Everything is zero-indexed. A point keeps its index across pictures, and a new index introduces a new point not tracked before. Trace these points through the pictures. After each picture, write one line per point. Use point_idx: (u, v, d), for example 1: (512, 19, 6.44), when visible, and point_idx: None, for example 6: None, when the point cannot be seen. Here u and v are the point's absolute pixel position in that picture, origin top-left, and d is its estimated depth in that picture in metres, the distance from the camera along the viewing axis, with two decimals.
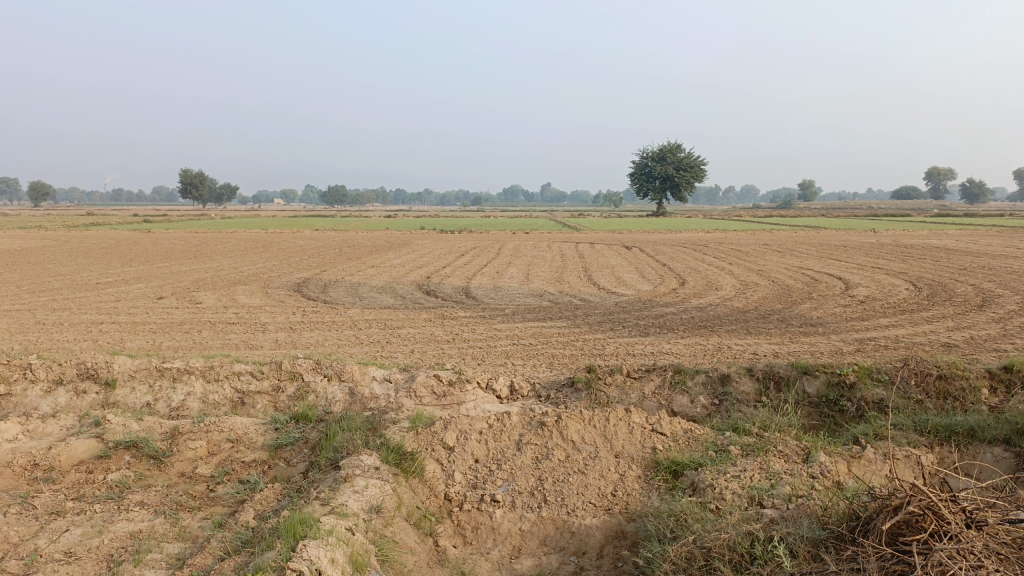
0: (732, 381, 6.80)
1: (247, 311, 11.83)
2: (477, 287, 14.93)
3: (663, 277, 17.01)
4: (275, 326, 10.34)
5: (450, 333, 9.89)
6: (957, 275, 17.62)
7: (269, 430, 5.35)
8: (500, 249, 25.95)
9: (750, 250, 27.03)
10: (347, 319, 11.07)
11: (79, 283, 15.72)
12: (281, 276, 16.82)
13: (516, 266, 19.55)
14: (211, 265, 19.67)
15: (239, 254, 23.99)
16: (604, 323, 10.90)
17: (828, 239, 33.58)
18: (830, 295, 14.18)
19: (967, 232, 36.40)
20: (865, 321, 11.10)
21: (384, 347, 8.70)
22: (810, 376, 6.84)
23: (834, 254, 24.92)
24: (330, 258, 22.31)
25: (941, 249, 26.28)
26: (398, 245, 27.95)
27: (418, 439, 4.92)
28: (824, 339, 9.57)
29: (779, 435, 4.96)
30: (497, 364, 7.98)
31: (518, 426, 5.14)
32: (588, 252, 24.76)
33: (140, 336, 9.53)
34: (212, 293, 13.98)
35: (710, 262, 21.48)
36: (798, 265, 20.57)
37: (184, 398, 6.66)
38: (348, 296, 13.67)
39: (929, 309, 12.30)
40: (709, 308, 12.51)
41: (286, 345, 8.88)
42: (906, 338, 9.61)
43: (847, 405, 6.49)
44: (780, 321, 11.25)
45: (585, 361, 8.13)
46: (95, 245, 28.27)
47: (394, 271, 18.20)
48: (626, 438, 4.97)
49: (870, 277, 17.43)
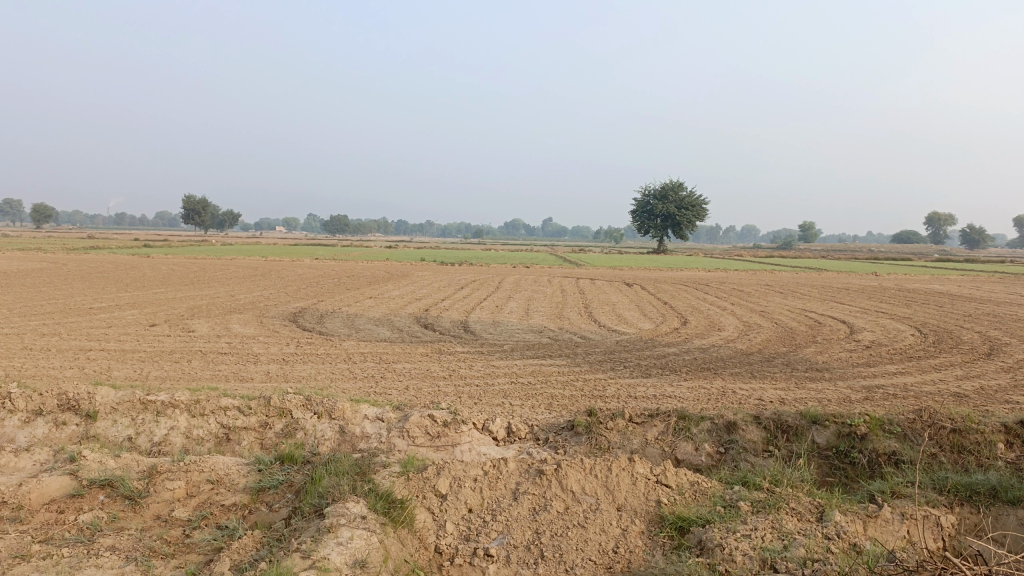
0: (738, 429, 6.54)
1: (240, 340, 11.60)
2: (476, 322, 14.70)
3: (665, 316, 16.77)
4: (267, 358, 10.09)
5: (447, 369, 9.63)
6: (963, 321, 17.38)
7: (251, 471, 5.08)
8: (500, 283, 25.78)
9: (752, 290, 26.85)
10: (342, 352, 10.83)
11: (72, 307, 15.52)
12: (278, 306, 16.61)
13: (516, 300, 19.35)
14: (207, 293, 19.46)
15: (237, 281, 23.81)
16: (605, 362, 10.65)
17: (830, 281, 33.42)
18: (835, 339, 13.95)
19: (969, 278, 36.28)
20: (872, 367, 10.86)
21: (378, 383, 8.45)
22: (819, 426, 6.58)
23: (836, 296, 24.73)
24: (328, 287, 22.12)
25: (944, 295, 26.09)
26: (398, 276, 27.80)
27: (409, 486, 4.66)
28: (831, 386, 9.31)
29: (791, 491, 4.69)
30: (494, 404, 7.71)
31: (515, 473, 4.87)
32: (589, 289, 24.56)
33: (128, 365, 9.29)
34: (206, 321, 13.76)
35: (712, 302, 21.27)
36: (801, 307, 20.36)
37: (168, 433, 6.40)
38: (344, 328, 13.43)
39: (936, 356, 12.04)
40: (712, 349, 12.27)
41: (276, 378, 8.62)
42: (916, 386, 9.35)
43: (858, 458, 6.23)
44: (784, 364, 11.00)
45: (585, 403, 7.87)
46: (92, 269, 28.11)
47: (392, 303, 17.98)
48: (629, 489, 4.69)
49: (874, 321, 17.20)
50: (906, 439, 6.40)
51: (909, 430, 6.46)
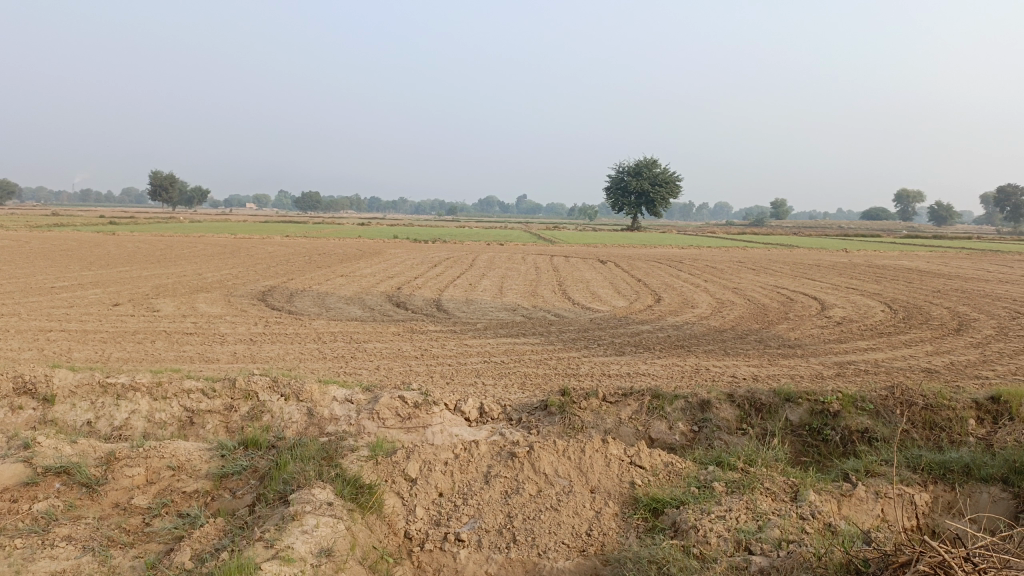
0: (712, 408, 6.50)
1: (207, 320, 11.35)
2: (449, 300, 14.56)
3: (639, 294, 16.74)
4: (234, 338, 9.87)
5: (419, 348, 9.50)
6: (931, 297, 17.59)
7: (214, 457, 4.92)
8: (473, 261, 25.63)
9: (725, 267, 26.99)
10: (312, 331, 10.63)
11: (32, 287, 15.11)
12: (246, 284, 16.31)
13: (489, 278, 19.22)
14: (174, 271, 19.07)
15: (205, 259, 23.41)
16: (578, 340, 10.58)
17: (801, 257, 33.72)
18: (807, 316, 14.02)
19: (936, 254, 36.88)
20: (843, 343, 10.91)
21: (348, 363, 8.30)
22: (792, 404, 6.57)
23: (807, 272, 24.91)
24: (299, 265, 21.82)
25: (912, 271, 26.42)
26: (371, 254, 27.47)
27: (377, 470, 4.54)
28: (803, 362, 9.33)
29: (765, 470, 4.64)
30: (466, 384, 7.60)
31: (486, 456, 4.76)
32: (563, 266, 24.50)
33: (89, 346, 9.02)
34: (172, 300, 13.47)
35: (685, 279, 21.33)
36: (773, 284, 20.47)
37: (129, 417, 6.20)
38: (314, 307, 13.22)
39: (906, 331, 12.14)
40: (686, 327, 12.26)
41: (243, 359, 8.43)
42: (887, 362, 9.40)
43: (831, 435, 6.23)
44: (757, 341, 11.02)
45: (558, 382, 7.79)
46: (55, 247, 27.42)
47: (364, 281, 17.77)
48: (602, 471, 4.61)
49: (845, 297, 17.34)
50: (878, 416, 6.41)
51: (881, 407, 6.47)
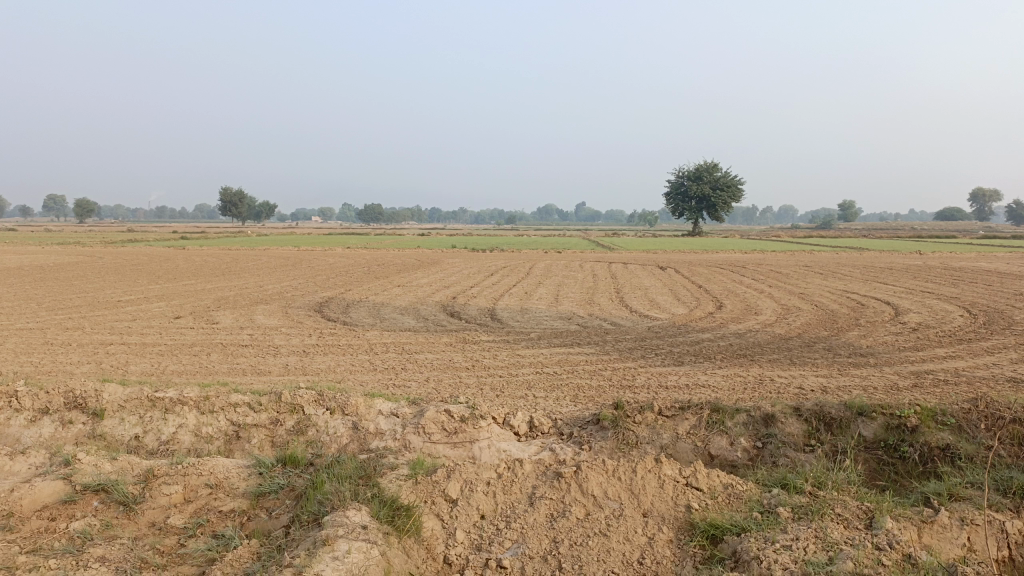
0: (776, 422, 6.10)
1: (262, 332, 11.39)
2: (504, 309, 14.35)
3: (700, 301, 16.22)
4: (287, 350, 9.85)
5: (471, 359, 9.29)
6: (1014, 300, 16.57)
7: (252, 475, 4.78)
8: (530, 268, 25.47)
9: (790, 271, 26.09)
10: (364, 342, 10.54)
11: (100, 300, 15.52)
12: (305, 296, 16.43)
13: (545, 287, 18.97)
14: (237, 284, 19.40)
15: (267, 271, 23.85)
16: (635, 349, 10.22)
17: (872, 260, 32.48)
18: (880, 322, 13.31)
19: (1017, 255, 35.06)
20: (919, 351, 10.26)
21: (397, 375, 8.15)
22: (865, 418, 6.10)
23: (879, 276, 23.86)
24: (357, 276, 21.98)
25: (992, 273, 25.05)
26: (429, 264, 27.52)
27: (416, 490, 4.32)
28: (876, 372, 8.78)
29: (837, 494, 4.23)
30: (517, 396, 7.35)
31: (531, 476, 4.50)
32: (622, 273, 24.08)
33: (145, 359, 9.12)
34: (231, 312, 13.64)
35: (749, 284, 20.67)
36: (842, 289, 19.63)
37: (176, 431, 6.17)
38: (368, 317, 13.18)
39: (988, 338, 11.37)
40: (750, 335, 11.74)
41: (294, 371, 8.36)
42: (969, 372, 8.76)
43: (909, 452, 5.77)
44: (826, 349, 10.47)
45: (613, 394, 7.46)
46: (127, 262, 28.26)
47: (420, 291, 17.74)
48: (656, 493, 4.28)
49: (920, 302, 16.47)
50: (961, 431, 5.91)
51: (964, 422, 5.96)
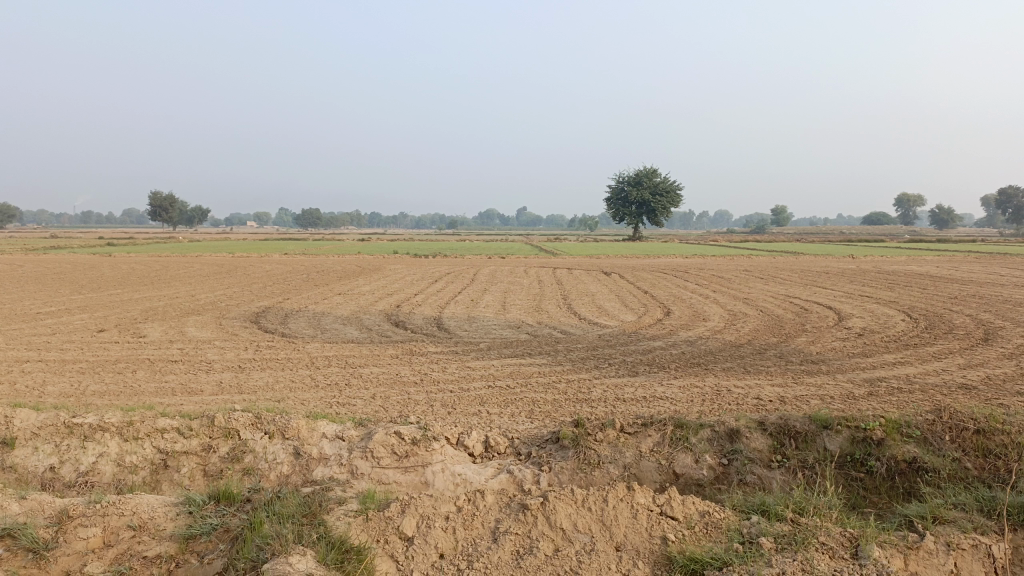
0: (741, 438, 5.89)
1: (194, 346, 10.72)
2: (450, 318, 13.94)
3: (648, 307, 16.10)
4: (221, 366, 9.24)
5: (419, 373, 8.86)
6: (949, 304, 16.97)
7: (181, 514, 4.27)
8: (474, 275, 25.13)
9: (732, 276, 26.39)
10: (304, 356, 10.00)
11: (16, 313, 14.51)
12: (240, 306, 15.69)
13: (491, 293, 18.63)
14: (168, 293, 18.49)
15: (200, 279, 22.90)
16: (588, 360, 9.95)
17: (809, 264, 33.16)
18: (825, 327, 13.38)
19: (944, 258, 36.38)
20: (868, 358, 10.27)
21: (342, 392, 7.69)
22: (831, 431, 5.94)
23: (818, 281, 24.30)
24: (295, 284, 21.26)
25: (924, 277, 25.75)
26: (370, 271, 26.88)
27: (368, 529, 3.91)
28: (831, 380, 8.71)
29: (818, 521, 4.00)
30: (470, 413, 6.98)
31: (494, 508, 4.13)
32: (567, 279, 23.96)
33: (65, 379, 8.41)
34: (160, 324, 12.87)
35: (693, 290, 20.75)
36: (783, 294, 19.84)
37: (95, 461, 5.60)
38: (308, 328, 12.59)
39: (932, 343, 11.50)
40: (701, 342, 11.61)
41: (229, 390, 7.80)
42: (920, 379, 8.75)
43: (876, 467, 5.62)
44: (778, 356, 10.39)
45: (570, 409, 7.16)
46: (48, 270, 26.73)
47: (363, 299, 17.19)
48: (629, 525, 3.97)
49: (861, 307, 16.71)
50: (926, 444, 5.79)
51: (929, 433, 5.85)
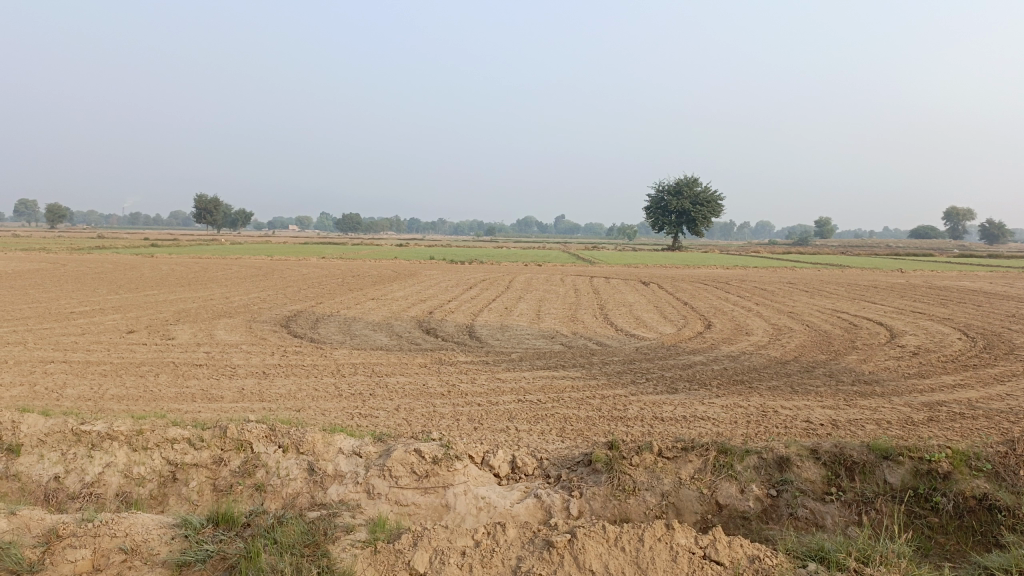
0: (792, 467, 5.41)
1: (220, 350, 10.50)
2: (483, 326, 13.58)
3: (688, 319, 15.54)
4: (245, 371, 8.98)
5: (446, 384, 8.48)
6: (1008, 323, 16.08)
7: (176, 538, 3.94)
8: (510, 282, 24.74)
9: (775, 288, 25.62)
10: (331, 362, 9.69)
11: (50, 312, 14.52)
12: (272, 309, 15.53)
13: (526, 301, 18.23)
14: (202, 295, 18.44)
15: (236, 282, 22.90)
16: (624, 374, 9.47)
17: (856, 278, 32.10)
18: (876, 345, 12.69)
19: (998, 274, 34.96)
20: (925, 379, 9.62)
21: (365, 403, 7.36)
22: (891, 462, 5.42)
23: (866, 295, 23.40)
24: (329, 288, 21.11)
25: (977, 293, 24.66)
26: (406, 276, 26.66)
27: (374, 564, 3.54)
28: (886, 403, 8.13)
29: (886, 572, 3.51)
30: (497, 429, 6.59)
31: (516, 544, 3.72)
32: (604, 288, 23.48)
33: (85, 381, 8.22)
34: (189, 327, 12.72)
35: (735, 302, 20.10)
36: (829, 308, 19.08)
37: (101, 471, 5.32)
38: (338, 334, 12.32)
39: (993, 364, 10.79)
40: (744, 358, 11.06)
41: (249, 398, 7.50)
42: (984, 404, 8.11)
43: (942, 503, 5.08)
44: (827, 375, 9.80)
45: (604, 428, 6.72)
46: (90, 270, 27.11)
47: (395, 305, 16.93)
48: (667, 568, 3.53)
49: (914, 323, 15.92)
50: (998, 479, 5.24)
51: (1000, 467, 5.29)
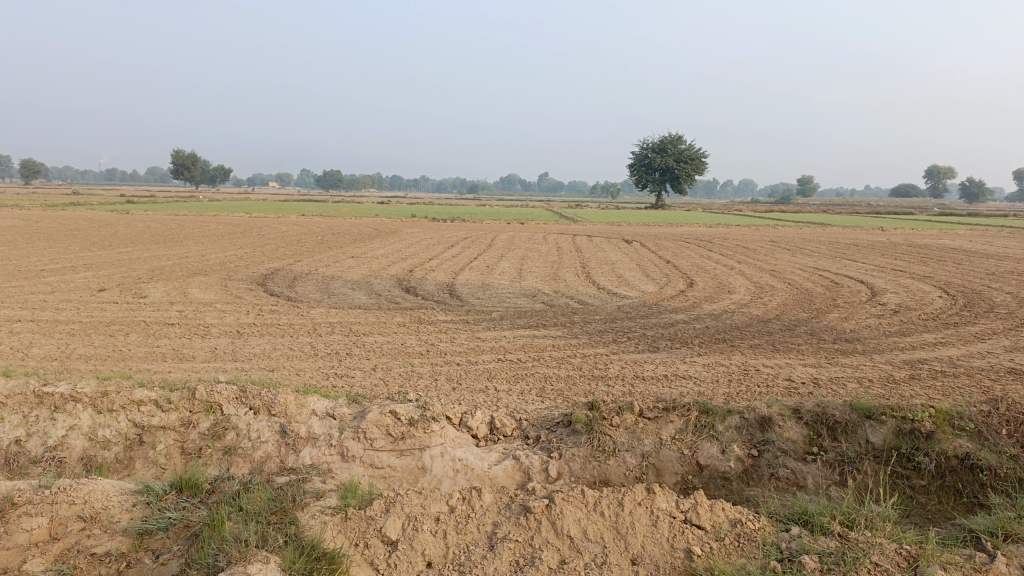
0: (774, 426, 5.32)
1: (194, 308, 10.26)
2: (464, 284, 13.40)
3: (670, 277, 15.44)
4: (219, 330, 8.77)
5: (425, 344, 8.34)
6: (987, 280, 16.13)
7: (139, 506, 3.79)
8: (492, 240, 24.49)
9: (758, 246, 25.59)
10: (307, 321, 9.50)
11: (20, 270, 14.15)
12: (249, 267, 15.24)
13: (508, 260, 18.04)
14: (178, 252, 18.10)
15: (213, 239, 22.47)
16: (606, 332, 9.36)
17: (838, 236, 32.17)
18: (858, 303, 12.67)
19: (977, 232, 35.18)
20: (907, 337, 9.60)
21: (341, 363, 7.20)
22: (874, 422, 5.35)
23: (847, 253, 23.44)
24: (308, 245, 20.79)
25: (957, 251, 24.76)
26: (387, 234, 26.33)
27: (343, 532, 3.41)
28: (868, 361, 8.08)
29: (869, 537, 3.43)
30: (476, 389, 6.47)
31: (491, 510, 3.61)
32: (587, 246, 23.33)
33: (53, 341, 7.98)
34: (163, 285, 12.43)
35: (718, 260, 20.04)
36: (811, 266, 19.07)
37: (65, 435, 5.14)
38: (315, 292, 12.10)
39: (973, 322, 10.79)
40: (726, 316, 10.99)
41: (221, 358, 7.31)
42: (964, 362, 8.09)
43: (923, 463, 5.03)
44: (809, 334, 9.75)
45: (585, 388, 6.61)
46: (63, 227, 26.51)
47: (375, 263, 16.68)
48: (647, 534, 3.43)
49: (895, 281, 15.93)
50: (981, 438, 5.19)
51: (983, 427, 5.25)
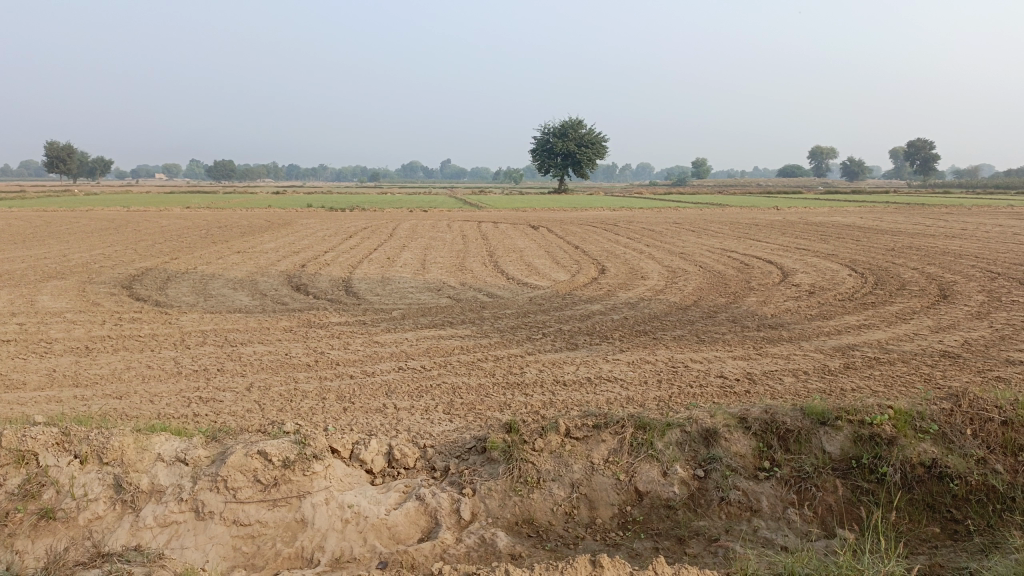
0: (720, 440, 4.58)
1: (38, 320, 8.73)
2: (361, 279, 12.25)
3: (580, 264, 14.75)
4: (63, 347, 7.37)
5: (313, 353, 7.22)
6: (890, 257, 16.23)
7: None
8: (393, 230, 23.30)
9: (663, 228, 25.43)
10: (175, 331, 8.19)
11: None
12: (116, 268, 13.54)
13: (409, 251, 16.91)
14: (35, 253, 16.08)
15: (79, 237, 20.25)
16: (518, 329, 8.48)
17: (740, 216, 32.56)
18: (773, 285, 12.30)
19: (865, 209, 36.43)
20: (830, 320, 9.17)
21: (209, 383, 6.02)
22: (829, 428, 4.68)
23: (751, 233, 23.48)
24: (189, 241, 19.02)
25: (852, 228, 25.25)
26: (280, 226, 24.57)
27: None
28: (799, 350, 7.54)
29: None
30: (371, 409, 5.46)
31: None
32: (493, 233, 22.52)
33: None
34: (7, 293, 10.71)
35: (626, 243, 19.56)
36: (718, 247, 18.80)
37: None
38: (189, 295, 10.67)
39: (891, 301, 10.52)
40: (643, 305, 10.31)
41: (59, 384, 6.00)
42: (895, 346, 7.67)
43: (889, 474, 4.39)
44: (732, 321, 9.18)
45: (499, 399, 5.72)
46: None
47: (264, 258, 15.27)
48: None
49: (803, 260, 15.76)
50: (945, 441, 4.61)
51: (947, 428, 4.67)
